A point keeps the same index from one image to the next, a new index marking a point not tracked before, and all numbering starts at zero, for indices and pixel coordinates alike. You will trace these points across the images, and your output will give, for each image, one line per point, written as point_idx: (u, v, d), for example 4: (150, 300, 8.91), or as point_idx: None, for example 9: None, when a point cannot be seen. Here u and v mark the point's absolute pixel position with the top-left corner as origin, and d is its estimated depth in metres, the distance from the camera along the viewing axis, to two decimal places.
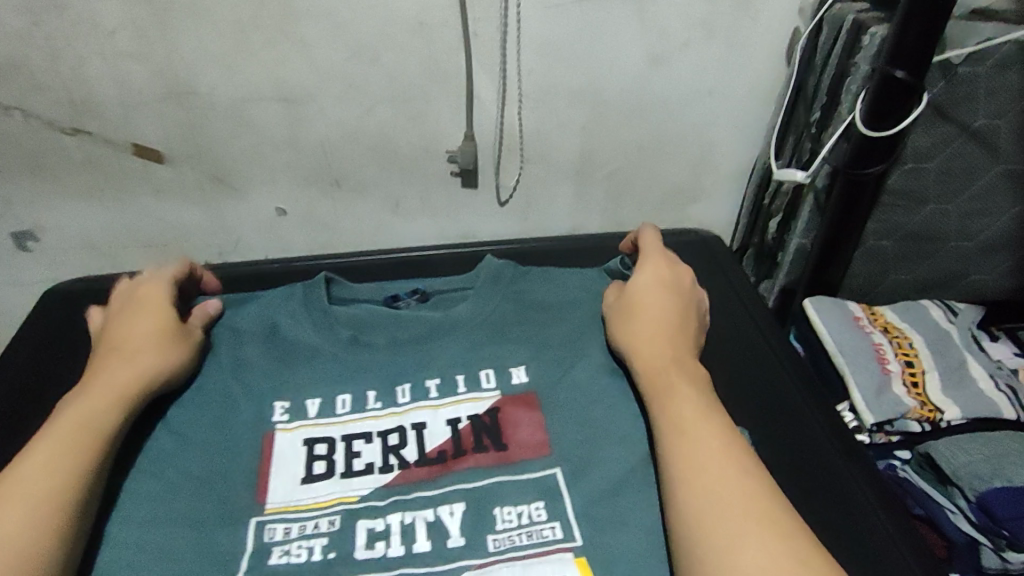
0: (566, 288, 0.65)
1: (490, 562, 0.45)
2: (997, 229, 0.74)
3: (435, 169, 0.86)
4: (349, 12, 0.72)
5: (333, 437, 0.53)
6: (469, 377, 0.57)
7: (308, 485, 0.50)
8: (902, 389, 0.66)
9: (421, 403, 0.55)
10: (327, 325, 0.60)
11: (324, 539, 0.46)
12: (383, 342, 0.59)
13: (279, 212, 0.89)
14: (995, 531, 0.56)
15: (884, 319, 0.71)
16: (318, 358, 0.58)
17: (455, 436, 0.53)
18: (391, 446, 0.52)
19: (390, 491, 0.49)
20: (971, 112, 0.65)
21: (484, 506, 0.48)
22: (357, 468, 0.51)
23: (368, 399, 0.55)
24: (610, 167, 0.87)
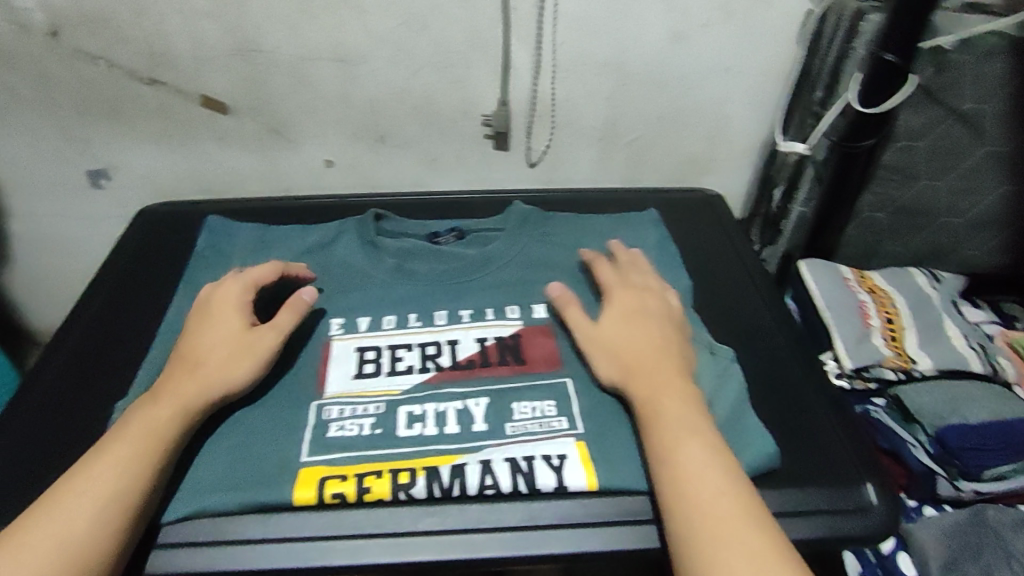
0: (598, 229, 0.67)
1: (507, 442, 0.49)
2: (983, 207, 0.80)
3: (470, 131, 0.95)
4: None
5: (381, 345, 0.56)
6: (497, 309, 0.58)
7: (358, 380, 0.53)
8: (880, 341, 0.73)
9: (457, 324, 0.57)
10: (375, 257, 0.63)
11: (371, 419, 0.51)
12: (424, 270, 0.62)
13: (327, 163, 0.98)
14: (949, 462, 0.64)
15: (873, 283, 0.78)
16: (370, 286, 0.60)
17: (482, 349, 0.55)
18: (428, 354, 0.55)
19: (427, 386, 0.53)
20: (958, 97, 0.72)
21: (504, 402, 0.51)
22: (401, 369, 0.54)
23: (409, 318, 0.58)
24: (630, 136, 0.94)
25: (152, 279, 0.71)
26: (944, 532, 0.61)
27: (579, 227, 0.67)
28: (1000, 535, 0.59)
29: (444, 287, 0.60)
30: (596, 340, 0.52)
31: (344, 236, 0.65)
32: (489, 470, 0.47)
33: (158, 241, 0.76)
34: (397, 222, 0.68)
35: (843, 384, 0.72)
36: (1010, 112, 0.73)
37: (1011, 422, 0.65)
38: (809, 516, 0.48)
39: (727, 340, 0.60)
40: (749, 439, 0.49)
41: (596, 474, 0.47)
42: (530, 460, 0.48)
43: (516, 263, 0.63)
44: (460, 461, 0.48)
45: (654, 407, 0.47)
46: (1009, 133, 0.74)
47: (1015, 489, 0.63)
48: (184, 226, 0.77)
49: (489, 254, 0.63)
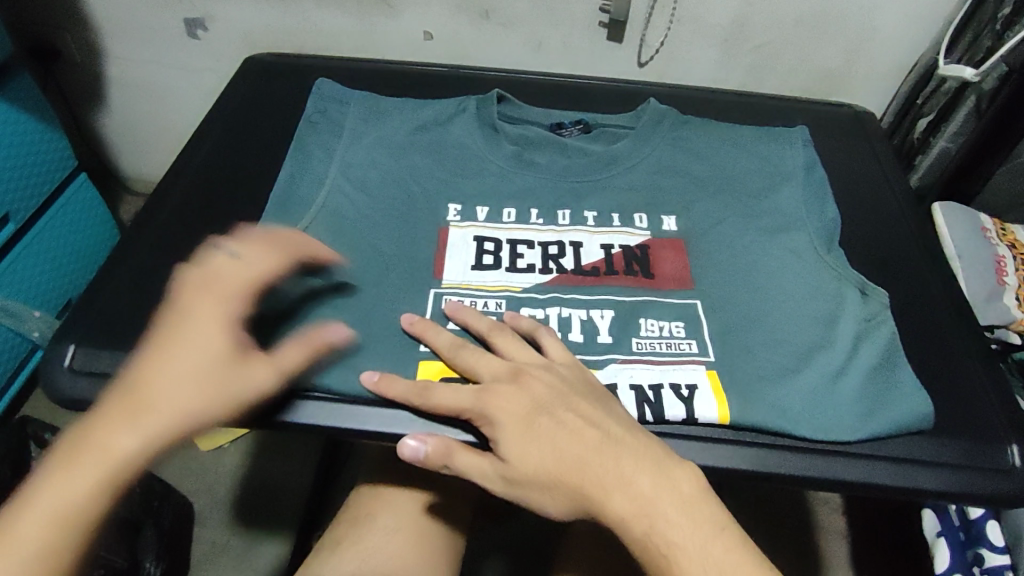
0: (734, 143, 0.61)
1: (633, 360, 0.47)
2: None
3: (582, 14, 0.86)
4: None
5: (501, 240, 0.54)
6: (623, 216, 0.55)
7: (477, 273, 0.52)
8: (1011, 301, 0.67)
9: (583, 225, 0.55)
10: (495, 141, 0.59)
11: (493, 315, 0.50)
12: (545, 163, 0.58)
13: (425, 36, 0.92)
14: None
15: (1012, 237, 0.71)
16: (490, 174, 0.58)
17: (607, 257, 0.53)
18: (551, 255, 0.53)
19: (549, 288, 0.51)
20: None
21: (630, 315, 0.49)
22: (522, 267, 0.52)
23: (530, 215, 0.55)
24: (760, 41, 0.84)
25: (255, 139, 0.69)
26: None
27: (717, 136, 0.61)
28: None
29: (564, 179, 0.57)
30: (544, 407, 0.43)
31: (460, 113, 0.61)
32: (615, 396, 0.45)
33: (261, 99, 0.73)
34: (517, 109, 0.63)
35: None
36: None
37: None
38: (945, 469, 0.45)
39: (868, 276, 0.56)
40: (898, 397, 0.46)
41: (728, 406, 0.45)
42: (658, 390, 0.45)
43: (646, 165, 0.59)
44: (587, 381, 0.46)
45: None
46: None
47: None
48: (286, 86, 0.75)
49: (614, 152, 0.59)
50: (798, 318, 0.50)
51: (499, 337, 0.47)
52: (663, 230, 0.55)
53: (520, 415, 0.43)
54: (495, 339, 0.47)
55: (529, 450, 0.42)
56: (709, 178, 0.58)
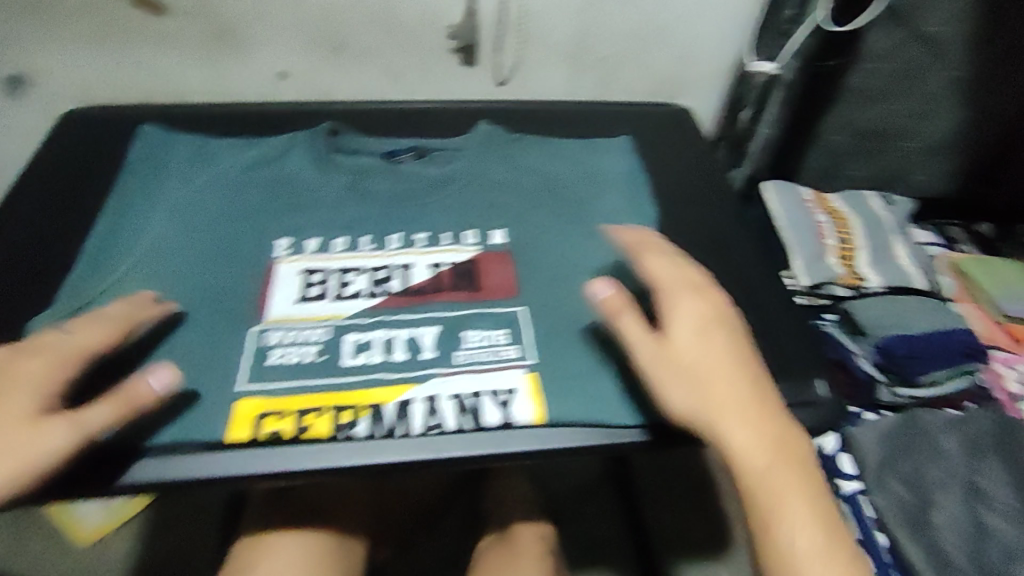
0: (560, 153, 0.67)
1: (452, 371, 0.50)
2: (941, 132, 0.83)
3: (433, 43, 0.90)
4: None
5: (329, 271, 0.56)
6: (453, 234, 0.60)
7: (302, 306, 0.54)
8: (834, 260, 0.76)
9: (409, 249, 0.58)
10: (327, 170, 0.64)
11: (317, 346, 0.51)
12: (379, 193, 0.62)
13: (280, 75, 0.92)
14: (890, 370, 0.69)
15: (830, 204, 0.80)
16: (322, 206, 0.61)
17: (434, 275, 0.56)
18: (377, 280, 0.56)
19: (375, 313, 0.53)
20: (925, 19, 0.73)
21: (455, 328, 0.53)
22: (349, 294, 0.55)
23: (360, 242, 0.59)
24: (597, 52, 0.91)
25: (94, 191, 0.66)
26: (883, 434, 0.67)
27: (546, 151, 0.67)
28: (929, 436, 0.67)
29: (392, 203, 0.62)
30: (697, 357, 0.45)
31: (288, 149, 0.66)
32: (433, 408, 0.48)
33: (98, 151, 0.71)
34: (357, 144, 0.69)
35: (803, 301, 0.75)
36: (972, 37, 0.75)
37: (948, 331, 0.69)
38: None
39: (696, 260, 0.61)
40: None
41: (544, 406, 0.49)
42: (476, 396, 0.49)
43: (479, 184, 0.64)
44: (405, 398, 0.48)
45: (771, 483, 0.44)
46: (968, 57, 0.76)
47: (943, 396, 0.69)
48: (125, 136, 0.72)
49: (445, 176, 0.64)
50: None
51: (655, 296, 0.48)
52: (491, 243, 0.59)
53: (677, 367, 0.45)
54: (652, 299, 0.48)
55: (683, 398, 0.44)
56: (540, 184, 0.64)
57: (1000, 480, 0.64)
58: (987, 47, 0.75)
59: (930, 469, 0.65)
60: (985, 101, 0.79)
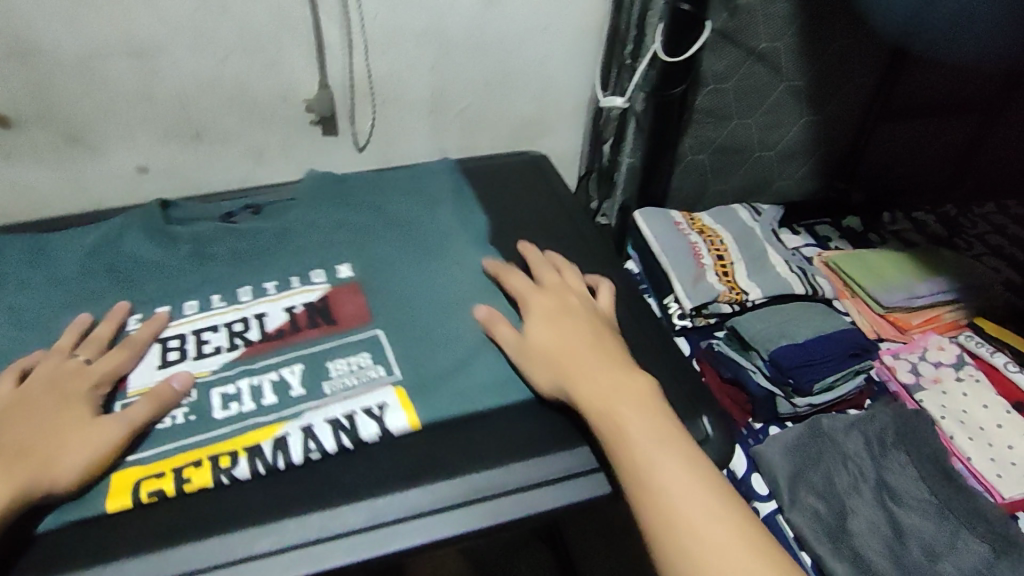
0: (414, 210, 0.64)
1: (326, 401, 0.48)
2: (793, 138, 0.85)
3: (293, 120, 0.88)
4: None
5: (184, 333, 0.52)
6: (302, 276, 0.57)
7: (165, 372, 0.50)
8: (714, 278, 0.75)
9: (266, 296, 0.55)
10: (168, 245, 0.59)
11: (183, 407, 0.48)
12: (225, 253, 0.59)
13: (140, 169, 0.86)
14: (783, 381, 0.66)
15: (702, 223, 0.81)
16: (170, 279, 0.56)
17: (291, 317, 0.54)
18: (236, 331, 0.53)
19: (238, 362, 0.50)
20: (754, 37, 0.75)
21: (318, 361, 0.50)
22: (209, 351, 0.51)
23: (212, 301, 0.55)
24: (461, 107, 0.92)
25: None
26: (789, 448, 0.63)
27: (376, 189, 0.67)
28: (835, 441, 0.64)
29: (244, 264, 0.58)
30: (558, 309, 0.53)
31: (117, 229, 0.60)
32: (311, 435, 0.46)
33: None
34: (187, 213, 0.63)
35: (686, 323, 0.75)
36: (799, 48, 0.78)
37: (833, 334, 0.68)
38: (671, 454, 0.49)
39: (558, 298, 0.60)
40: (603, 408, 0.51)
41: (416, 412, 0.48)
42: (352, 416, 0.47)
43: (320, 227, 0.62)
44: (281, 433, 0.46)
45: (609, 390, 0.47)
46: (801, 68, 0.79)
47: (843, 398, 0.67)
48: None
49: (293, 231, 0.61)
50: (488, 351, 0.53)
51: (509, 275, 0.57)
52: (341, 277, 0.57)
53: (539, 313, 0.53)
54: (508, 280, 0.57)
55: (539, 333, 0.51)
56: (391, 240, 0.61)
57: (909, 480, 0.61)
58: (815, 56, 0.78)
59: (840, 476, 0.61)
60: (826, 105, 0.83)
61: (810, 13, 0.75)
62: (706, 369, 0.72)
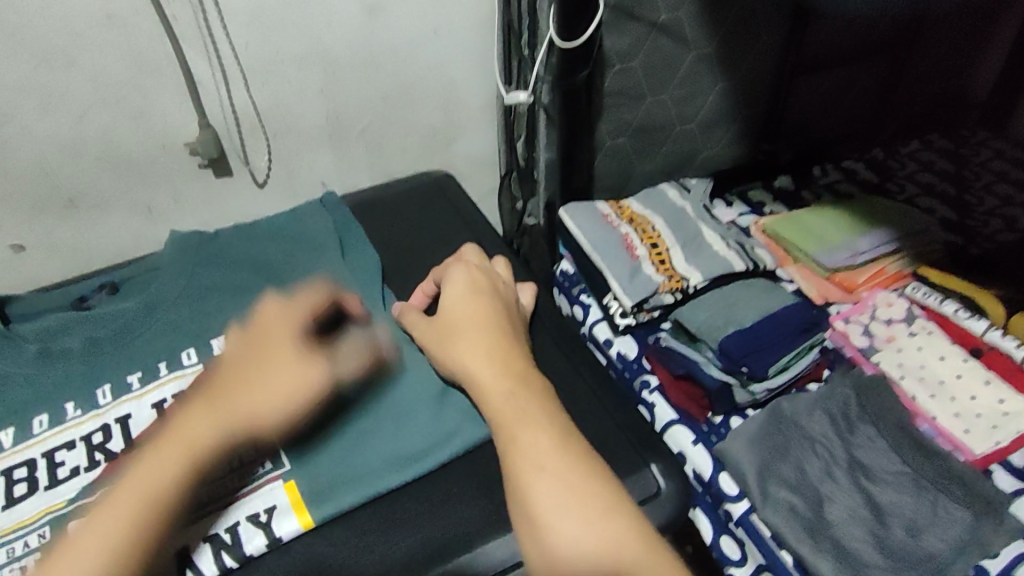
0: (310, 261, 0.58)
1: None
2: (710, 107, 0.81)
3: (178, 168, 0.79)
4: (16, 15, 0.63)
5: (33, 457, 0.45)
6: (170, 360, 0.51)
7: (11, 509, 0.42)
8: (651, 269, 0.70)
9: (127, 394, 0.48)
10: (11, 348, 0.51)
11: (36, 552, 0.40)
12: (78, 346, 0.51)
13: (16, 250, 0.77)
14: (737, 370, 0.62)
15: (630, 211, 0.76)
16: (15, 388, 0.49)
17: (160, 414, 0.47)
18: (94, 445, 0.45)
19: (98, 483, 0.43)
20: (653, 9, 0.71)
21: None
22: (63, 475, 0.44)
23: (67, 410, 0.47)
24: (363, 125, 0.85)
25: None
26: (753, 441, 0.60)
27: (249, 238, 0.60)
28: (799, 424, 0.61)
29: (97, 353, 0.51)
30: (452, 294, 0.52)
31: None
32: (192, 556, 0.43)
33: None
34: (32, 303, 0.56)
35: (629, 321, 0.70)
36: (702, 12, 0.73)
37: (779, 312, 0.65)
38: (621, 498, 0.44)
39: None
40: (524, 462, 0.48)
41: (308, 512, 0.45)
42: (235, 528, 0.44)
43: (188, 294, 0.54)
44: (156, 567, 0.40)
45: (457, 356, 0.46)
46: (708, 33, 0.75)
47: (799, 376, 0.63)
48: None
49: (158, 307, 0.54)
50: None
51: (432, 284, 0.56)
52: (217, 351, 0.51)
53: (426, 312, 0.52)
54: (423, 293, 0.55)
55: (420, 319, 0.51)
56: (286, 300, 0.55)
57: (879, 452, 0.59)
58: (719, 18, 0.74)
59: (811, 464, 0.58)
60: (739, 68, 0.79)
61: None
62: (656, 367, 0.67)
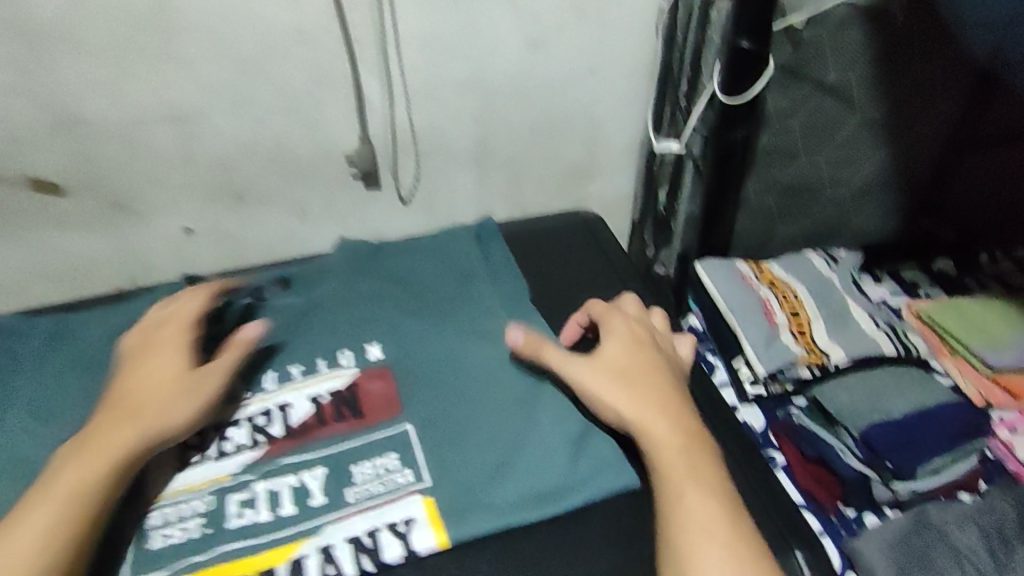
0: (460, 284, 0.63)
1: (351, 511, 0.45)
2: (871, 175, 0.77)
3: (336, 175, 0.85)
4: (227, 27, 0.71)
5: (202, 430, 0.50)
6: (331, 358, 0.55)
7: (182, 473, 0.47)
8: (789, 338, 0.67)
9: (296, 381, 0.53)
10: (194, 325, 0.57)
11: (200, 518, 0.45)
12: (251, 331, 0.57)
13: (185, 231, 0.85)
14: (879, 463, 0.58)
15: (771, 275, 0.73)
16: (195, 362, 0.55)
17: (316, 408, 0.51)
18: (258, 426, 0.50)
19: (260, 463, 0.48)
20: (824, 68, 0.68)
21: (342, 464, 0.48)
22: (228, 451, 0.49)
23: (235, 391, 0.53)
24: (509, 154, 0.87)
25: None
26: (891, 544, 0.54)
27: (403, 250, 0.67)
28: (946, 534, 0.54)
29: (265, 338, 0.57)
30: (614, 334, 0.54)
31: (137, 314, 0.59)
32: (332, 559, 0.43)
33: None
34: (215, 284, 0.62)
35: (760, 390, 0.67)
36: (876, 75, 0.69)
37: (936, 408, 0.59)
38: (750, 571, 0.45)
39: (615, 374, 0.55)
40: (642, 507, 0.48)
41: (446, 530, 0.45)
42: (375, 535, 0.44)
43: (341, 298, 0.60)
44: (299, 555, 0.43)
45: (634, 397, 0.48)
46: (878, 99, 0.71)
47: (951, 480, 0.58)
48: None
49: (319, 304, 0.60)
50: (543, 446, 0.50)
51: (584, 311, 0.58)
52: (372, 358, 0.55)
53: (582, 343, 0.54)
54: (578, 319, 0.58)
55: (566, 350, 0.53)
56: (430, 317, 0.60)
57: None
58: (895, 83, 0.70)
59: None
60: (908, 137, 0.74)
61: (888, 40, 0.67)
62: (785, 444, 0.63)
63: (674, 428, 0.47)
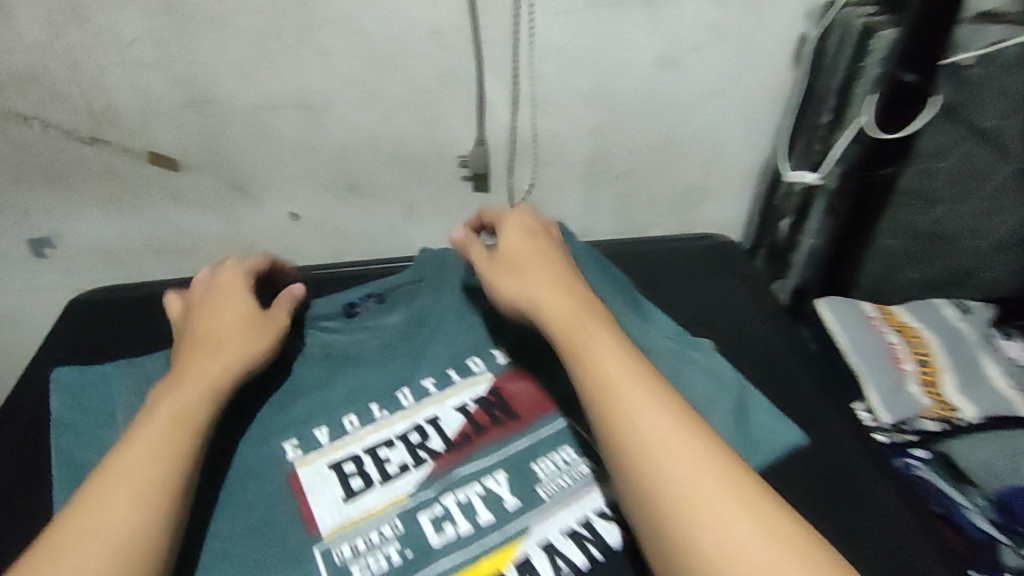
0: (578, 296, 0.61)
1: (548, 507, 0.47)
2: (1011, 229, 0.74)
3: (448, 175, 0.84)
4: (369, 21, 0.69)
5: (355, 453, 0.50)
6: (459, 368, 0.56)
7: (358, 499, 0.48)
8: (915, 387, 0.66)
9: (433, 395, 0.54)
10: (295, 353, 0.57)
11: (396, 542, 0.45)
12: (370, 350, 0.57)
13: (293, 218, 0.85)
14: (1014, 530, 0.55)
15: (898, 319, 0.71)
16: (309, 392, 0.54)
17: (469, 417, 0.53)
18: (415, 444, 0.51)
19: (435, 480, 0.49)
20: (982, 114, 0.66)
21: (522, 466, 0.50)
22: (393, 472, 0.49)
23: (372, 411, 0.53)
24: (623, 168, 0.86)
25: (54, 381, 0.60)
26: None
27: None
28: None
29: (381, 355, 0.57)
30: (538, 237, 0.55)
31: None
32: (557, 553, 0.46)
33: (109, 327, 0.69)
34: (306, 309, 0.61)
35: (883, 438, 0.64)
36: None
37: None
38: None
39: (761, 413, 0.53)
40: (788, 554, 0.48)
41: None
42: (585, 524, 0.47)
43: (450, 313, 0.59)
44: (522, 554, 0.45)
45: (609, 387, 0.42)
46: None
47: None
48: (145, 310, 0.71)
49: (429, 319, 0.59)
50: None
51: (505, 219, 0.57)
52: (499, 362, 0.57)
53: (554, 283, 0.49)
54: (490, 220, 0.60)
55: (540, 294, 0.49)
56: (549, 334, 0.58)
57: None
58: None
59: None
60: None
61: None
62: None
63: (651, 417, 0.40)
